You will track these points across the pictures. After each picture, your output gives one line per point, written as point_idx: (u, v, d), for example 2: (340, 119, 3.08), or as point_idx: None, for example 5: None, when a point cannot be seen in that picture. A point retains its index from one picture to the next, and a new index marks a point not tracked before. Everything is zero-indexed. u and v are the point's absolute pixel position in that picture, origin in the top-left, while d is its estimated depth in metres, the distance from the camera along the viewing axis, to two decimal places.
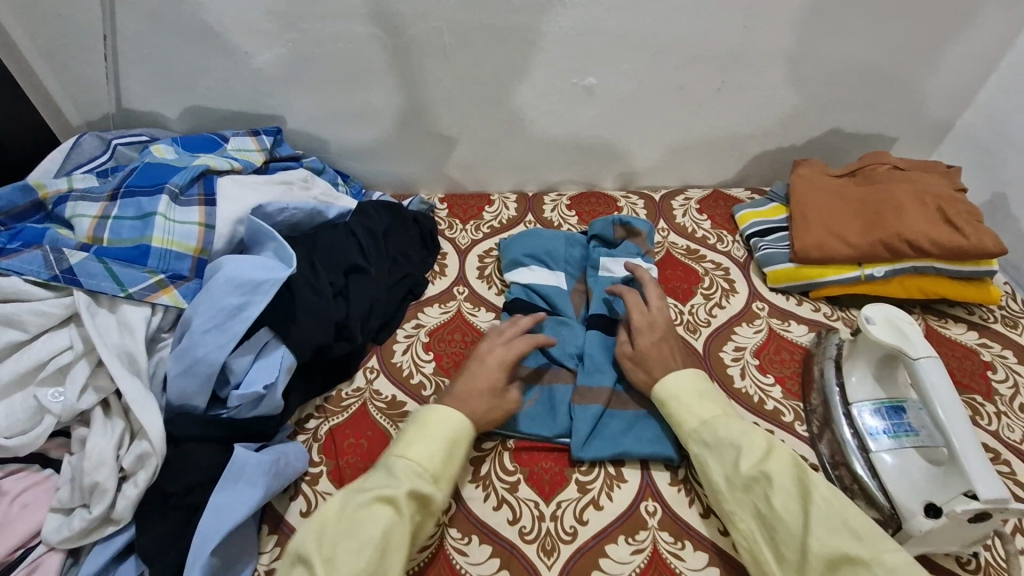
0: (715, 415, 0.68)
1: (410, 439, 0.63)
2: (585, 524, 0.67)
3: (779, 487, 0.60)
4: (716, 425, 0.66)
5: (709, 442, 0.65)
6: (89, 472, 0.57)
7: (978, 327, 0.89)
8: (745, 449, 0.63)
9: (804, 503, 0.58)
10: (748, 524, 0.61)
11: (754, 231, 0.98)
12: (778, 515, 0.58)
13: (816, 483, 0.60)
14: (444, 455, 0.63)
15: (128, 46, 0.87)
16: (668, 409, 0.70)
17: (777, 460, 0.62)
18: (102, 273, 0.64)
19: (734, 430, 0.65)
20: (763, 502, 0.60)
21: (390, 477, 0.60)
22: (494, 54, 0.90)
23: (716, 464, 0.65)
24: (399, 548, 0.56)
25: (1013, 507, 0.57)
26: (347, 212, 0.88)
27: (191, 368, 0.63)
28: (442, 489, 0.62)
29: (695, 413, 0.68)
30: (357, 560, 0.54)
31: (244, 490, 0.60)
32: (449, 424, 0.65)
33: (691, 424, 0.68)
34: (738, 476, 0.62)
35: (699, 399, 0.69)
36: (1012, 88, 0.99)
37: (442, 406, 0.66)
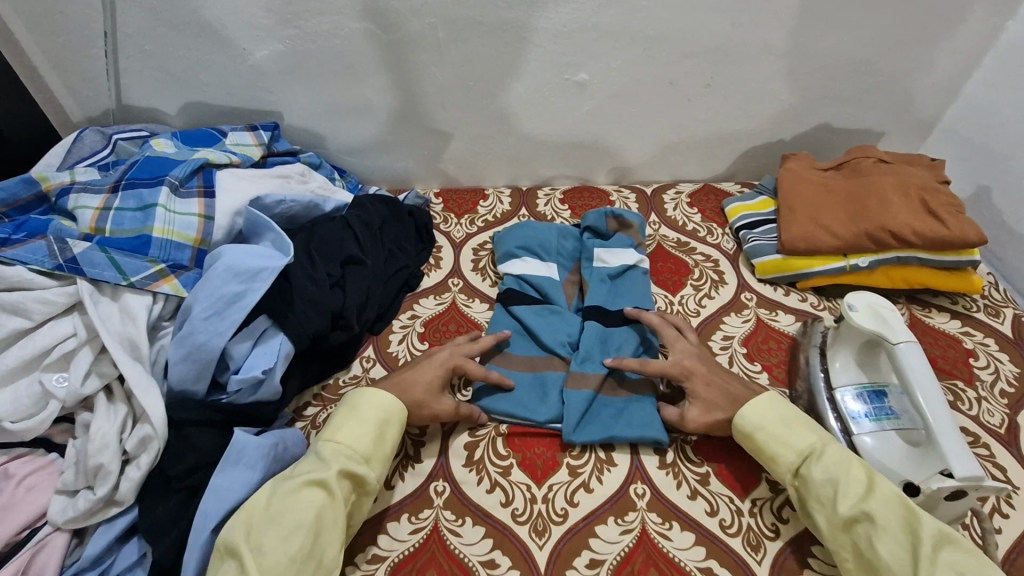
0: (811, 445, 0.65)
1: (339, 427, 0.65)
2: (576, 505, 0.69)
3: (885, 530, 0.57)
4: (817, 459, 0.64)
5: (808, 478, 0.64)
6: (93, 454, 0.59)
7: (961, 316, 0.91)
8: (843, 486, 0.61)
9: (913, 550, 0.56)
10: (854, 567, 0.60)
11: (743, 223, 1.00)
12: (884, 562, 0.56)
13: (926, 527, 0.56)
14: (374, 438, 0.65)
15: (129, 42, 0.89)
16: (756, 440, 0.68)
17: (879, 500, 0.59)
18: (105, 262, 0.65)
19: (836, 465, 0.63)
20: (866, 546, 0.58)
21: (320, 462, 0.61)
22: (487, 50, 0.92)
23: (817, 501, 0.63)
24: (333, 528, 0.57)
25: (987, 484, 0.60)
26: (343, 205, 0.90)
27: (191, 353, 0.64)
28: (374, 471, 0.64)
29: (791, 444, 0.66)
30: (288, 541, 0.54)
31: (243, 472, 0.62)
32: (376, 409, 0.67)
33: (791, 458, 0.65)
34: (838, 517, 0.60)
35: (788, 429, 0.67)
36: (995, 83, 1.02)
37: (371, 392, 0.69)
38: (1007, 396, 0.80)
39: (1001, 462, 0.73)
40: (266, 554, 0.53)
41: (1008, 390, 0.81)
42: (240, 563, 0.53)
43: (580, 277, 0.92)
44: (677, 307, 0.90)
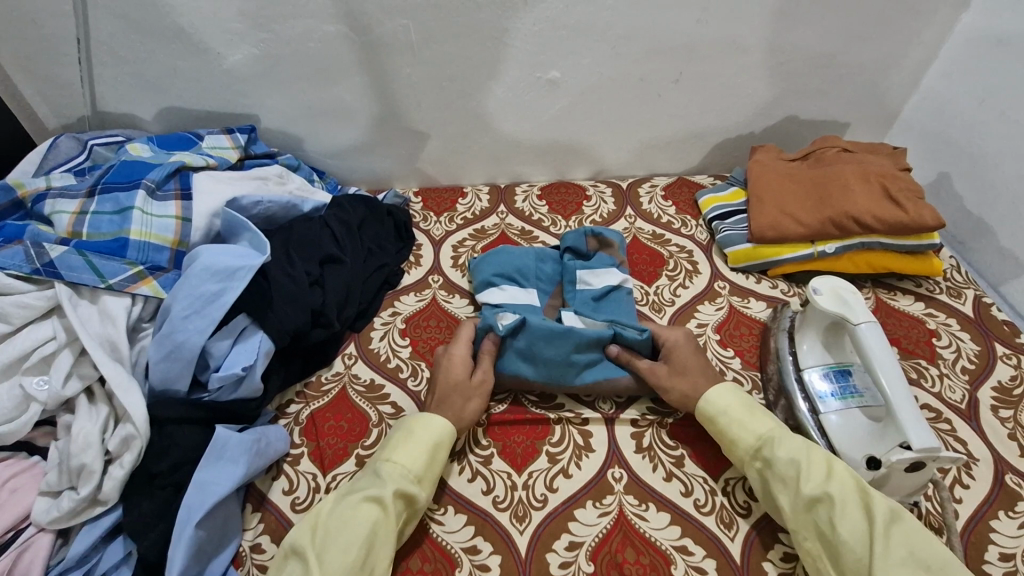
0: (770, 430, 0.69)
1: (397, 445, 0.67)
2: (555, 491, 0.71)
3: (842, 512, 0.60)
4: (780, 442, 0.67)
5: (769, 459, 0.66)
6: (75, 454, 0.59)
7: (925, 298, 0.94)
8: (804, 468, 0.64)
9: (869, 526, 0.59)
10: (813, 546, 0.62)
11: (715, 214, 1.03)
12: (843, 541, 0.59)
13: (880, 506, 0.60)
14: (429, 458, 0.66)
15: (103, 49, 0.89)
16: (719, 426, 0.71)
17: (838, 482, 0.62)
18: (82, 265, 0.65)
19: (796, 448, 0.66)
20: (826, 524, 0.61)
21: (377, 479, 0.63)
22: (460, 50, 0.94)
23: (778, 485, 0.65)
24: (385, 545, 0.60)
25: (944, 455, 0.62)
26: (322, 206, 0.91)
27: (172, 352, 0.65)
28: (426, 490, 0.65)
29: (750, 429, 0.70)
30: (344, 555, 0.57)
31: (226, 467, 0.63)
32: (430, 429, 0.68)
33: (749, 441, 0.69)
34: (800, 498, 0.63)
35: (749, 414, 0.71)
36: (951, 73, 1.05)
37: (427, 415, 0.70)
38: (968, 372, 0.84)
39: (962, 436, 0.77)
40: (325, 565, 0.56)
41: (969, 367, 0.84)
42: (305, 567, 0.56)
43: (563, 301, 0.89)
44: (652, 297, 0.92)
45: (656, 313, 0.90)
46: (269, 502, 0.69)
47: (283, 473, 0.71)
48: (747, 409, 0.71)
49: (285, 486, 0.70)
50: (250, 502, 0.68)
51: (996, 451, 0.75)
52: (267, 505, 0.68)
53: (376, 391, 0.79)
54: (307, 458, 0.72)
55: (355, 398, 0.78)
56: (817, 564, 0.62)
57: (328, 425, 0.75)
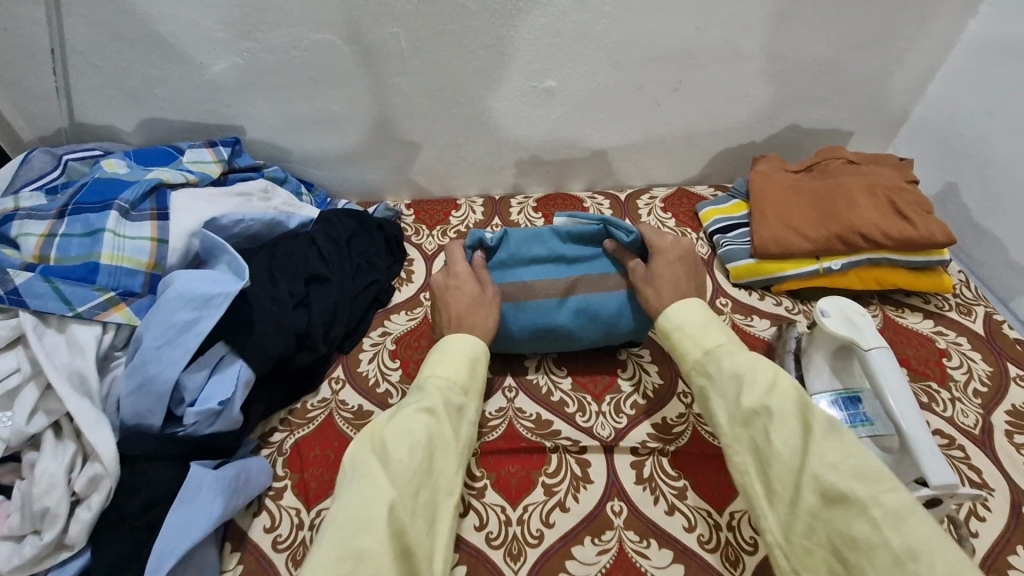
0: (720, 344, 0.63)
1: (435, 362, 0.65)
2: (551, 526, 0.67)
3: (779, 419, 0.54)
4: (727, 354, 0.61)
5: (712, 374, 0.61)
6: (39, 496, 0.56)
7: (934, 315, 0.91)
8: (746, 379, 0.58)
9: (805, 437, 0.53)
10: (742, 459, 0.56)
11: (717, 227, 1.00)
12: (776, 451, 0.53)
13: (820, 415, 0.54)
14: (469, 371, 0.65)
15: (80, 58, 0.86)
16: (673, 340, 0.67)
17: (784, 393, 0.56)
18: (49, 293, 0.62)
19: (743, 359, 0.60)
20: (762, 438, 0.55)
21: (424, 390, 0.61)
22: (452, 59, 0.90)
23: (718, 397, 0.60)
24: (444, 451, 0.58)
25: (962, 492, 0.59)
26: (308, 221, 0.88)
27: (145, 385, 0.61)
28: (472, 401, 0.64)
29: (699, 342, 0.64)
30: (411, 457, 0.54)
31: (202, 506, 0.59)
32: (464, 345, 0.67)
33: (695, 355, 0.64)
34: (738, 411, 0.57)
35: (703, 329, 0.65)
36: (958, 81, 1.02)
37: (457, 334, 0.68)
38: (981, 395, 0.80)
39: (977, 463, 0.73)
40: (390, 466, 0.53)
41: (981, 389, 0.81)
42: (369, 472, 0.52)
43: None
44: None
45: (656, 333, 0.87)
46: (249, 541, 0.65)
47: (264, 509, 0.67)
48: (701, 323, 0.66)
49: (267, 522, 0.66)
50: (230, 541, 0.65)
51: (1012, 479, 0.72)
52: (247, 544, 0.64)
53: (364, 417, 0.75)
54: (291, 491, 0.69)
55: (342, 425, 0.74)
56: (743, 480, 0.56)
57: (312, 456, 0.71)
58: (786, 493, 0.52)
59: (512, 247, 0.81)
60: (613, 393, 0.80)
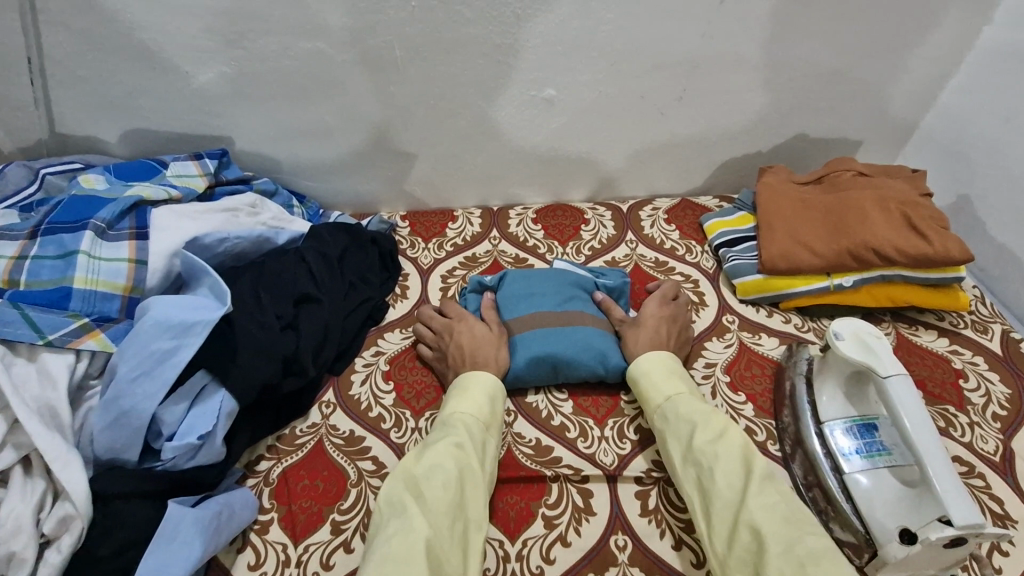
0: (680, 392, 0.70)
1: (457, 397, 0.69)
2: (552, 562, 0.64)
3: (724, 462, 0.61)
4: (684, 402, 0.68)
5: (668, 417, 0.68)
6: (3, 540, 0.52)
7: (949, 333, 0.88)
8: (700, 424, 0.65)
9: (745, 478, 0.60)
10: (692, 497, 0.63)
11: (722, 241, 0.96)
12: (719, 490, 0.60)
13: (759, 463, 0.61)
14: (490, 406, 0.69)
15: (60, 68, 0.82)
16: (639, 385, 0.73)
17: (733, 439, 0.63)
18: (17, 320, 0.58)
19: (696, 408, 0.67)
20: (706, 477, 0.62)
21: (449, 427, 0.65)
22: (448, 67, 0.87)
23: (675, 440, 0.67)
24: (472, 485, 0.61)
25: (988, 532, 0.55)
26: (298, 237, 0.84)
27: (119, 419, 0.58)
28: (494, 435, 0.68)
29: (661, 390, 0.71)
30: (443, 492, 0.58)
31: (179, 550, 0.55)
32: (484, 381, 0.71)
33: (657, 400, 0.70)
34: (691, 453, 0.64)
35: (665, 377, 0.72)
36: (971, 90, 0.99)
37: (476, 371, 0.72)
38: (1000, 419, 0.77)
39: (998, 493, 0.70)
40: (427, 503, 0.57)
41: (1000, 414, 0.78)
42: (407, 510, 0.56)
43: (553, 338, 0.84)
44: None
45: None
46: None
47: (249, 544, 0.64)
48: (667, 371, 0.73)
49: (251, 559, 0.62)
50: None
51: None
52: None
53: (356, 444, 0.72)
54: (277, 525, 0.65)
55: (332, 453, 0.71)
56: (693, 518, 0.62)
57: (301, 486, 0.68)
58: (726, 529, 0.58)
59: (505, 288, 0.86)
60: (616, 417, 0.76)
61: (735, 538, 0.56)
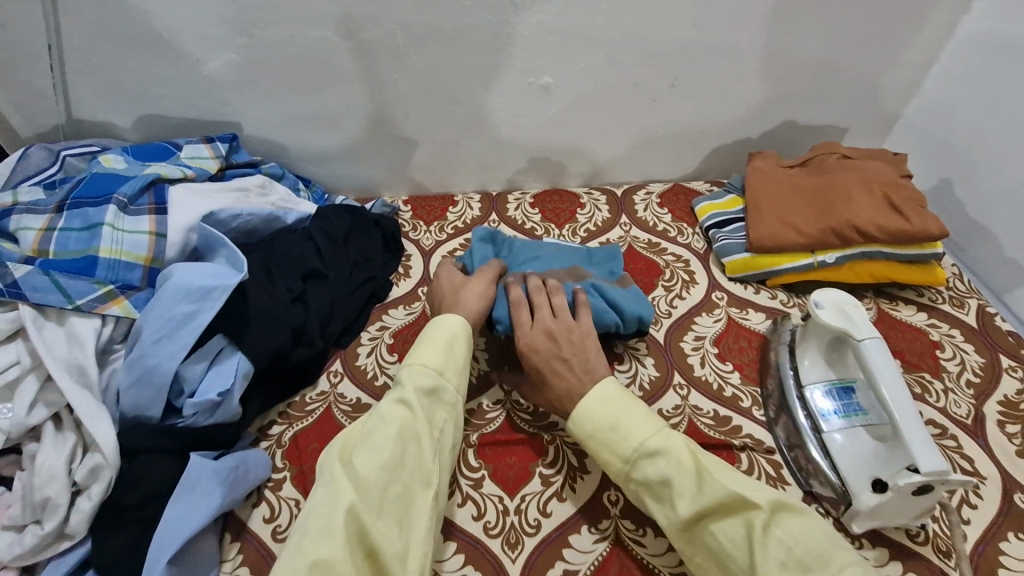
0: (637, 445, 0.62)
1: (414, 350, 0.68)
2: (549, 516, 0.68)
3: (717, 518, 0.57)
4: (646, 458, 0.61)
5: (641, 481, 0.61)
6: (39, 487, 0.56)
7: (927, 308, 0.92)
8: (674, 486, 0.59)
9: (748, 535, 0.55)
10: (701, 559, 0.59)
11: (712, 222, 1.00)
12: (728, 554, 0.56)
13: (755, 512, 0.56)
14: (446, 353, 0.67)
15: (77, 55, 0.86)
16: (591, 449, 0.65)
17: (711, 492, 0.57)
18: (48, 286, 0.62)
19: (662, 463, 0.60)
20: (708, 538, 0.57)
21: (398, 382, 0.64)
22: (449, 55, 0.91)
23: (656, 501, 0.61)
24: (417, 444, 0.60)
25: (953, 478, 0.60)
26: (306, 217, 0.88)
27: (144, 378, 0.62)
28: (451, 381, 0.66)
29: (618, 450, 0.63)
30: (374, 454, 0.57)
31: (201, 499, 0.59)
32: (441, 329, 0.69)
33: (619, 464, 0.63)
34: (678, 521, 0.58)
35: (619, 426, 0.64)
36: (952, 78, 1.03)
37: (444, 317, 0.71)
38: (973, 385, 0.81)
39: (968, 452, 0.74)
40: (356, 468, 0.57)
41: (973, 380, 0.82)
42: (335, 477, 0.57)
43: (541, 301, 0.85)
44: (648, 310, 0.89)
45: (652, 325, 0.87)
46: (249, 532, 0.65)
47: (264, 500, 0.68)
48: (614, 422, 0.64)
49: (266, 513, 0.66)
50: (229, 532, 0.65)
51: (1003, 468, 0.73)
52: (246, 535, 0.65)
53: (363, 410, 0.76)
54: (289, 483, 0.69)
55: (340, 418, 0.75)
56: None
57: (311, 449, 0.72)
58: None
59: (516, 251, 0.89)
60: None
61: None
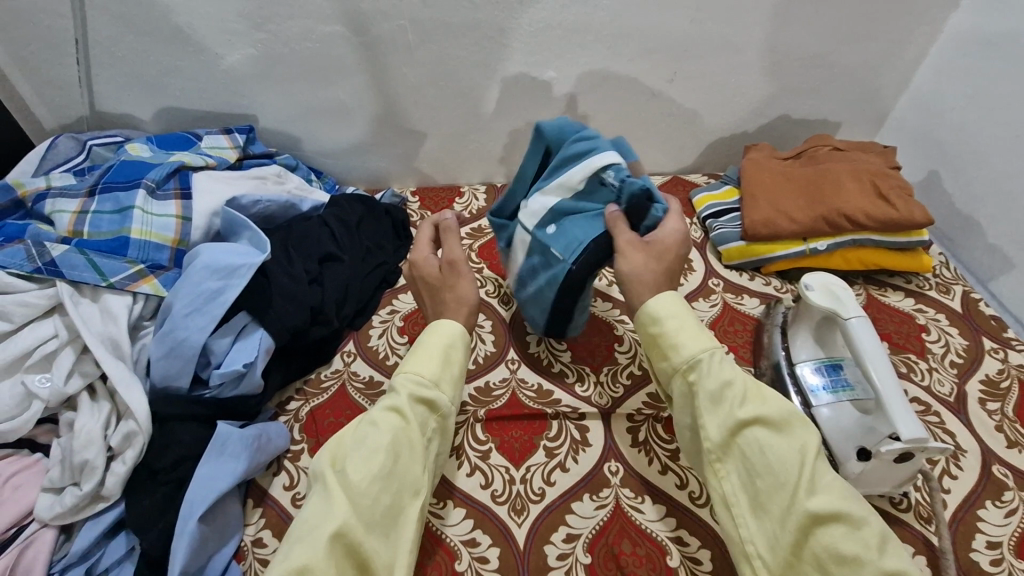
0: (710, 347, 0.62)
1: (410, 356, 0.66)
2: (553, 484, 0.72)
3: (772, 433, 0.56)
4: (713, 361, 0.61)
5: (700, 381, 0.61)
6: (78, 451, 0.60)
7: (915, 294, 0.96)
8: (737, 392, 0.59)
9: (801, 454, 0.55)
10: (726, 467, 0.58)
11: (709, 212, 1.04)
12: (769, 464, 0.55)
13: (810, 437, 0.56)
14: (443, 361, 0.65)
15: (102, 49, 0.90)
16: (662, 331, 0.64)
17: (775, 407, 0.58)
18: (84, 264, 0.66)
19: (733, 369, 0.61)
20: (751, 451, 0.56)
21: (391, 390, 0.63)
22: (457, 49, 0.95)
23: (709, 404, 0.60)
24: (410, 454, 0.59)
25: (931, 446, 0.64)
26: (320, 205, 0.92)
27: (174, 350, 0.66)
28: (446, 391, 0.64)
29: (690, 343, 0.63)
30: (365, 466, 0.56)
31: (227, 462, 0.64)
32: (440, 335, 0.67)
33: (685, 354, 0.62)
34: (730, 421, 0.58)
35: (690, 330, 0.64)
36: (940, 73, 1.07)
37: (441, 323, 0.69)
38: (957, 365, 0.85)
39: (950, 427, 0.78)
40: (348, 477, 0.55)
41: (957, 360, 0.86)
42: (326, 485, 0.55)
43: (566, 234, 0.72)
44: None
45: None
46: (270, 498, 0.69)
47: (283, 469, 0.71)
48: (694, 323, 0.65)
49: (286, 481, 0.70)
50: (251, 498, 0.69)
51: (983, 442, 0.77)
52: (268, 500, 0.69)
53: (376, 387, 0.80)
54: (307, 454, 0.73)
55: (354, 395, 0.79)
56: (724, 488, 0.58)
57: (327, 422, 0.76)
58: (774, 509, 0.54)
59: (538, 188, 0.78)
60: (610, 365, 0.84)
61: (787, 520, 0.52)
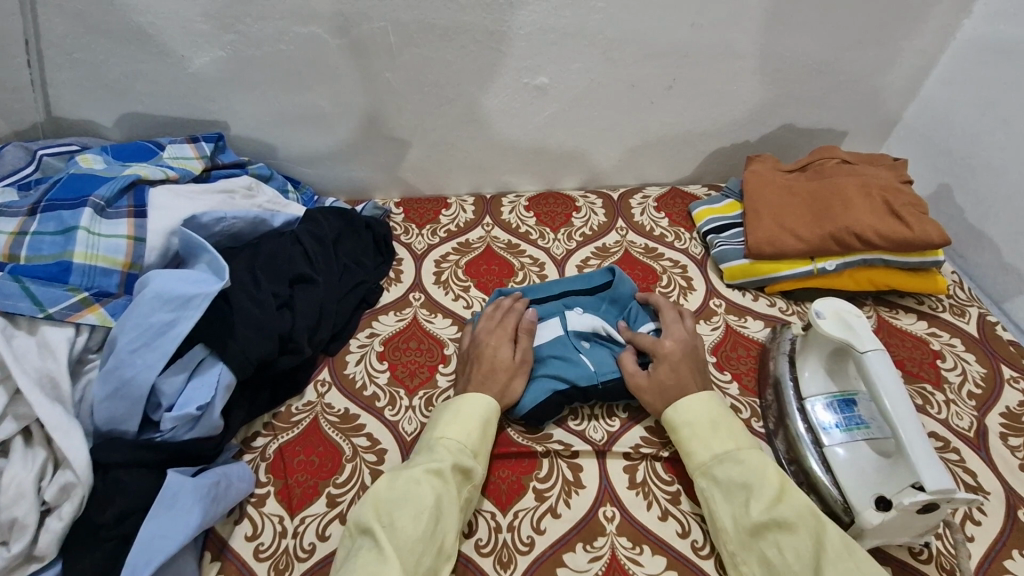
0: (728, 448, 0.65)
1: (446, 421, 0.66)
2: (542, 533, 0.66)
3: (790, 534, 0.58)
4: (732, 462, 0.64)
5: (718, 480, 0.64)
6: (6, 507, 0.53)
7: (928, 316, 0.90)
8: (755, 491, 0.61)
9: (816, 554, 0.56)
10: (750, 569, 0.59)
11: (711, 227, 0.98)
12: (788, 565, 0.57)
13: (829, 537, 0.57)
14: (481, 433, 0.66)
15: (56, 51, 0.83)
16: (679, 435, 0.68)
17: (790, 506, 0.60)
18: (18, 293, 0.60)
19: (749, 470, 0.63)
20: (773, 551, 0.58)
21: (432, 453, 0.63)
22: (444, 54, 0.88)
23: (724, 501, 0.63)
24: (450, 518, 0.58)
25: (959, 496, 0.58)
26: (294, 220, 0.85)
27: (119, 390, 0.60)
28: (480, 465, 0.65)
29: (707, 445, 0.66)
30: (414, 524, 0.56)
31: (178, 516, 0.57)
32: (476, 407, 0.67)
33: (703, 457, 0.66)
34: (746, 522, 0.60)
35: (712, 430, 0.67)
36: (951, 81, 1.02)
37: (474, 394, 0.69)
38: (976, 397, 0.80)
39: (971, 466, 0.73)
40: (396, 536, 0.55)
41: (975, 392, 0.80)
42: (376, 540, 0.55)
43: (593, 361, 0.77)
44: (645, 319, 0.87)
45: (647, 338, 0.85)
46: (230, 550, 0.63)
47: (246, 516, 0.65)
48: (711, 423, 0.68)
49: (248, 531, 0.64)
50: (209, 550, 0.62)
51: (1007, 483, 0.71)
52: (227, 553, 0.62)
53: (350, 421, 0.73)
54: (273, 498, 0.66)
55: (327, 429, 0.72)
56: None
57: (297, 461, 0.69)
58: None
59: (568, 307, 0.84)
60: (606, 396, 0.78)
61: None
